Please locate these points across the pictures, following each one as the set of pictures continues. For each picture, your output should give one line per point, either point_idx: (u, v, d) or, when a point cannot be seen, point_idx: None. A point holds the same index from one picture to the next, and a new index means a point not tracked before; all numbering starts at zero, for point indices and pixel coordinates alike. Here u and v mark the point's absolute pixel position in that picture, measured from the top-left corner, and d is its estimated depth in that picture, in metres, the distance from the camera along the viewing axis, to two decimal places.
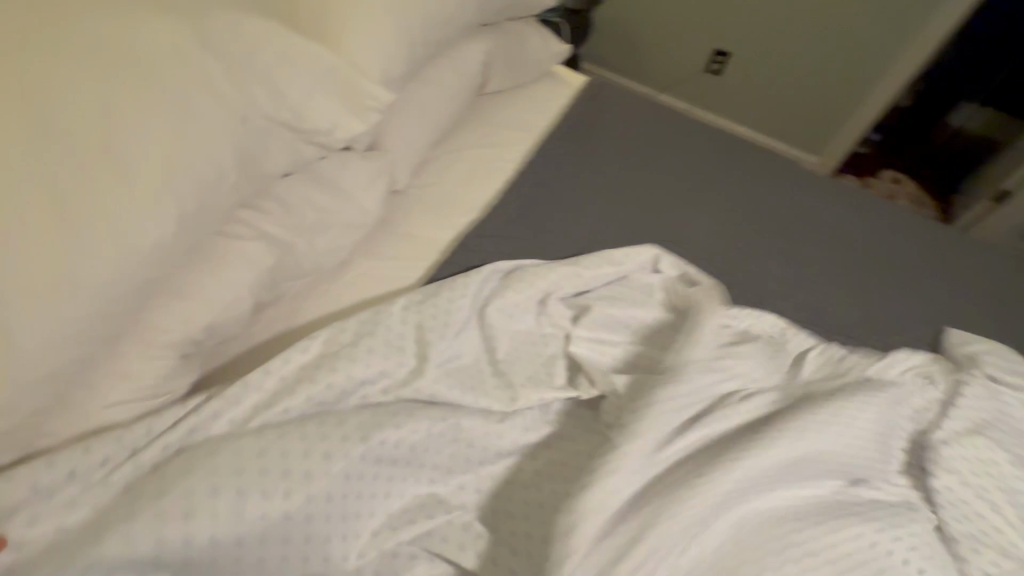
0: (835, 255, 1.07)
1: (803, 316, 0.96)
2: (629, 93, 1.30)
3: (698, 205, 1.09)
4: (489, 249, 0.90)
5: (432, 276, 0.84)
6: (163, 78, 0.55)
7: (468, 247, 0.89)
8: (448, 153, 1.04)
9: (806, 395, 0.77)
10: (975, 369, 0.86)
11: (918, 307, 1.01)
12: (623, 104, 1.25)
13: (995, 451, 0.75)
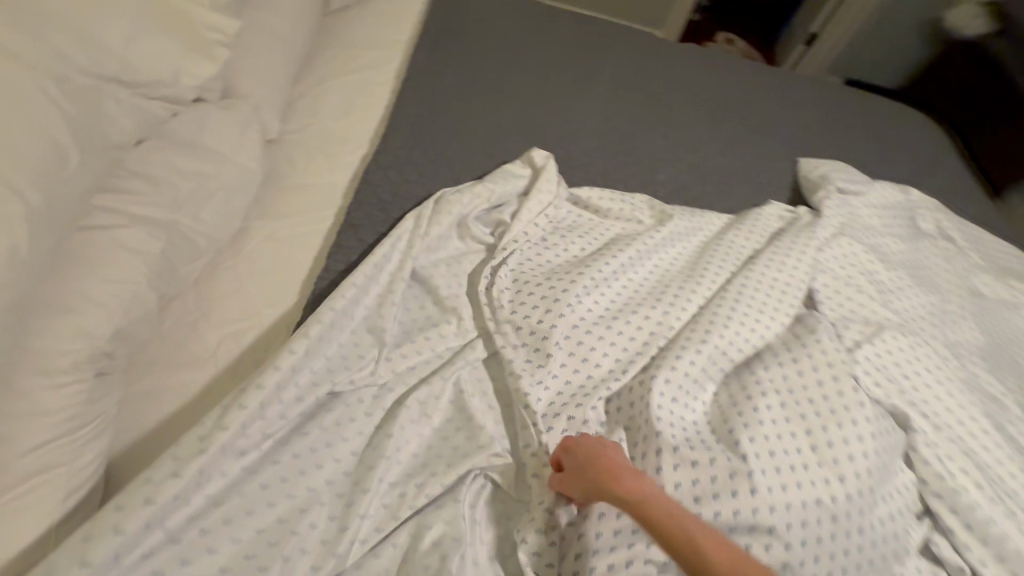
0: (704, 114, 1.17)
1: (695, 175, 1.06)
2: None
3: (580, 92, 1.11)
4: (395, 180, 0.85)
5: (344, 221, 0.79)
6: None
7: (372, 183, 0.84)
8: (315, 87, 0.93)
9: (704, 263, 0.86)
10: (826, 187, 1.02)
11: (777, 146, 1.16)
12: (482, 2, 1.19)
13: (850, 245, 0.93)
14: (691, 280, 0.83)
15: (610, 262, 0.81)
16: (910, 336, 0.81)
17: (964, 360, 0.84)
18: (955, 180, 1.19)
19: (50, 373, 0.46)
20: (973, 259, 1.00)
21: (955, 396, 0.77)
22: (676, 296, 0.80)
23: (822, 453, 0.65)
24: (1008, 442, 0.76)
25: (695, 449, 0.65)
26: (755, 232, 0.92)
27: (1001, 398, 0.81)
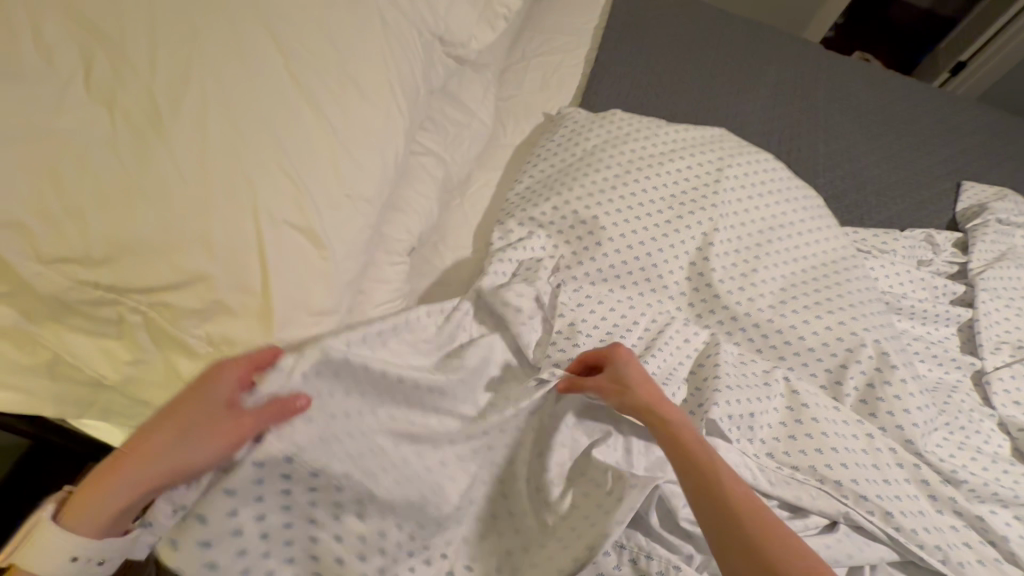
0: (867, 125, 1.19)
1: (855, 182, 1.09)
2: None
3: (748, 91, 1.16)
4: None
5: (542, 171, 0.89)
6: None
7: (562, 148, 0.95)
8: (518, 64, 1.06)
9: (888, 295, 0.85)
10: (987, 215, 1.02)
11: (938, 165, 1.16)
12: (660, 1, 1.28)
13: (1016, 272, 0.92)
14: (875, 283, 0.83)
15: (788, 236, 0.81)
16: None
17: None
18: None
19: (390, 251, 0.63)
20: None
21: None
22: (849, 283, 0.77)
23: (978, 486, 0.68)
24: None
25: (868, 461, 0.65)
26: (932, 275, 0.92)
27: None
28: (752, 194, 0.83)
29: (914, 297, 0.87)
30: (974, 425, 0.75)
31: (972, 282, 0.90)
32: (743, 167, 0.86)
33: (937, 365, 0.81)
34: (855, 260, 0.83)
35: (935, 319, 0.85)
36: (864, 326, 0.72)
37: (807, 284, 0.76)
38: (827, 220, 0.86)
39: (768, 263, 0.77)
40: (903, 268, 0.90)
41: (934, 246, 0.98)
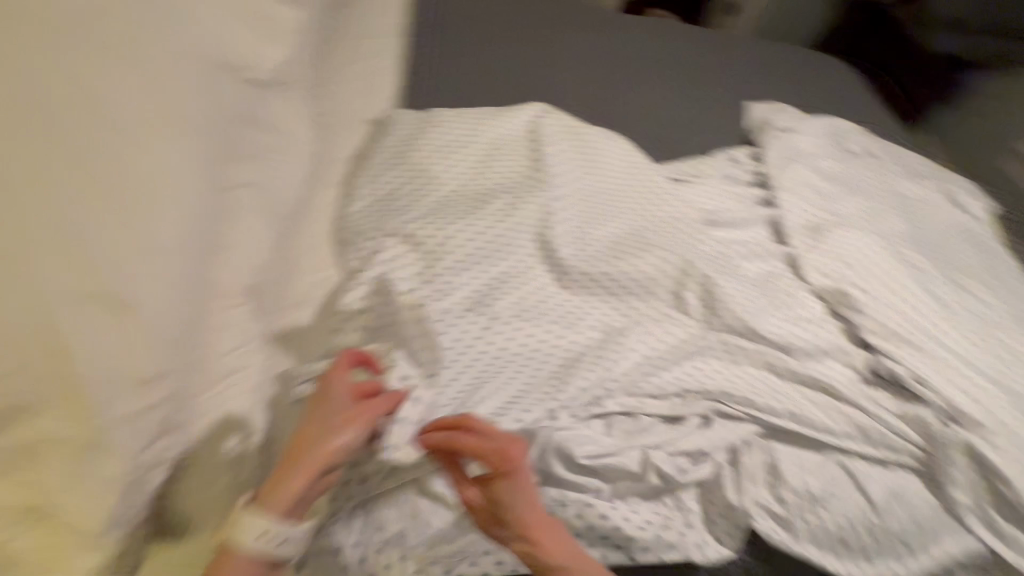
0: (664, 71, 1.34)
1: (666, 122, 1.22)
2: None
3: (558, 62, 1.25)
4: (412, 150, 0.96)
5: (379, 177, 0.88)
6: (129, 44, 0.55)
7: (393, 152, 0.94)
8: (331, 76, 1.04)
9: (710, 214, 0.98)
10: (769, 126, 1.21)
11: (727, 93, 1.35)
12: None
13: (798, 168, 1.10)
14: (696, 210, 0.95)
15: (614, 194, 0.91)
16: (853, 230, 0.99)
17: (898, 243, 1.04)
18: (872, 110, 1.43)
19: (230, 299, 0.62)
20: (893, 169, 1.23)
21: (898, 269, 0.95)
22: (674, 221, 0.89)
23: (807, 350, 0.81)
24: (938, 300, 0.94)
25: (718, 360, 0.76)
26: (739, 188, 1.07)
27: (929, 267, 1.01)
28: (571, 161, 0.91)
29: (729, 209, 1.01)
30: (796, 301, 0.89)
31: (769, 185, 1.07)
32: (560, 136, 0.93)
33: (759, 259, 0.94)
34: (674, 193, 0.94)
35: (748, 223, 1.00)
36: (691, 254, 0.84)
37: (641, 231, 0.85)
38: (646, 165, 0.96)
39: (604, 222, 0.86)
40: (716, 188, 1.03)
41: (737, 163, 1.14)
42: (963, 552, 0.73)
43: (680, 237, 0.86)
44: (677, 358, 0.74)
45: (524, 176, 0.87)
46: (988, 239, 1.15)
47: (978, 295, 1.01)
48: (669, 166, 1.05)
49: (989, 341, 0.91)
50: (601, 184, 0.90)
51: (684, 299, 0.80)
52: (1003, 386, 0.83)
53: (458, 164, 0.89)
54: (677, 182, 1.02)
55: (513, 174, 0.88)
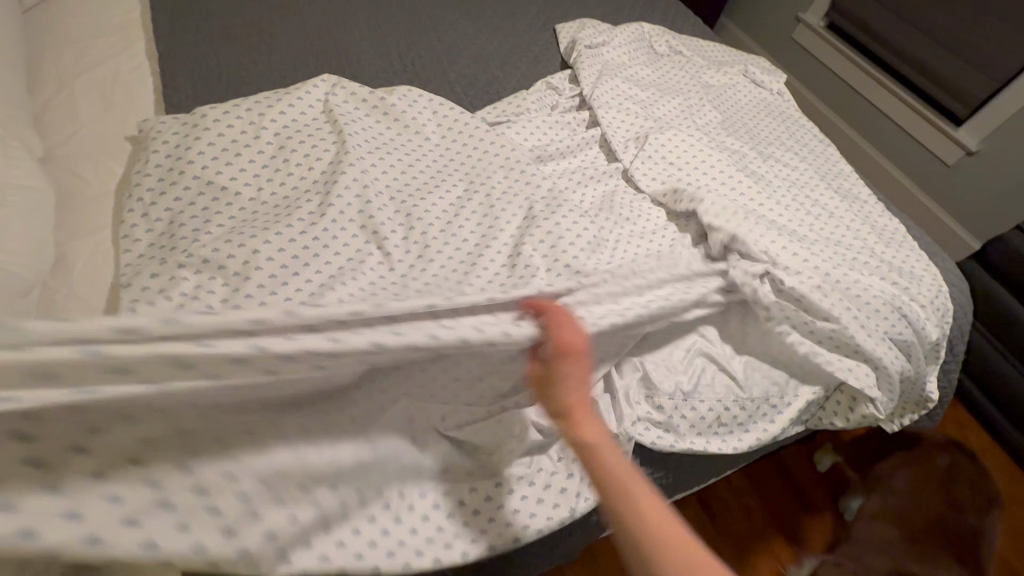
0: (465, 10, 1.27)
1: (480, 63, 1.16)
2: None
3: (347, 21, 1.13)
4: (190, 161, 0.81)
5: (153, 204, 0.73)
6: None
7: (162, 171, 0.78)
8: (59, 97, 0.84)
9: (539, 152, 0.96)
10: (579, 45, 1.19)
11: (534, 21, 1.31)
12: None
13: (614, 81, 1.11)
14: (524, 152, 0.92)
15: (436, 160, 0.85)
16: (673, 130, 1.02)
17: (715, 133, 1.10)
18: (671, 9, 1.48)
19: None
20: (699, 63, 1.29)
21: (717, 156, 1.00)
22: (503, 169, 0.85)
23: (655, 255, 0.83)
24: (756, 176, 1.02)
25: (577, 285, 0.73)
26: (563, 116, 1.06)
27: (744, 149, 1.08)
28: (378, 138, 0.84)
29: (557, 140, 1.00)
30: (637, 213, 0.92)
31: (590, 105, 1.07)
32: (358, 115, 0.86)
33: (595, 183, 0.95)
34: (495, 139, 0.90)
35: (578, 149, 1.00)
36: (526, 200, 0.81)
37: (472, 192, 0.82)
38: (460, 119, 0.91)
39: (431, 192, 0.81)
40: (539, 121, 1.01)
41: (557, 90, 1.12)
42: (814, 392, 0.82)
43: (511, 181, 0.83)
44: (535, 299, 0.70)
45: (330, 164, 0.79)
46: (787, 109, 1.27)
47: (787, 162, 1.11)
48: (488, 112, 1.01)
49: (802, 201, 1.01)
50: (416, 153, 0.85)
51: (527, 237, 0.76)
52: (819, 237, 0.92)
53: (249, 168, 0.77)
54: (499, 126, 0.98)
55: (316, 166, 0.79)
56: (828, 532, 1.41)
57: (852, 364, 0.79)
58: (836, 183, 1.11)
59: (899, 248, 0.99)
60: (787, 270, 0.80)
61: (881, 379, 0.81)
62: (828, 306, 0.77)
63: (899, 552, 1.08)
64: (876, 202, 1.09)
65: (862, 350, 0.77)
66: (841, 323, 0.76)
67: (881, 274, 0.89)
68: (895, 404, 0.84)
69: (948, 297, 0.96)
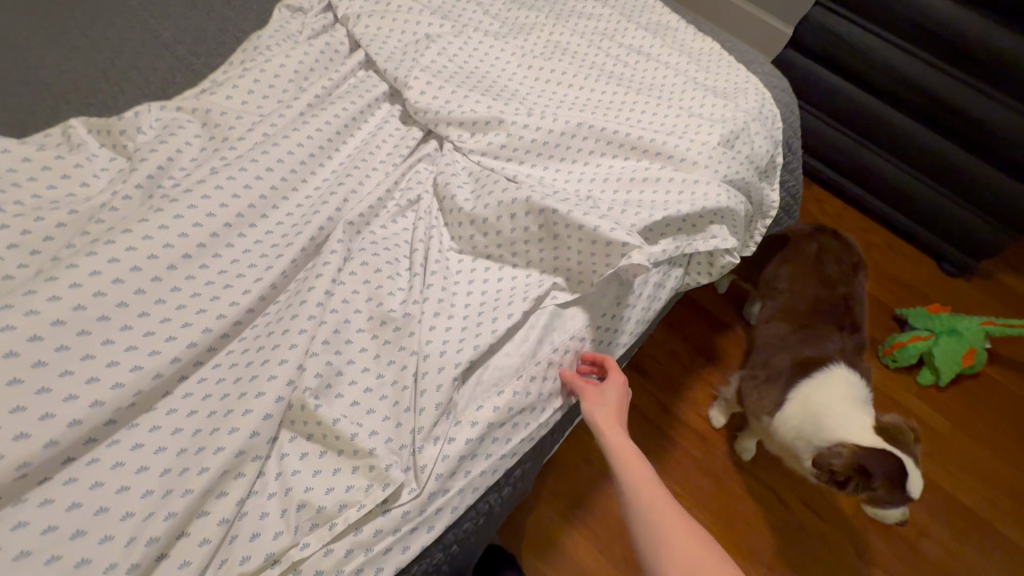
0: None
1: (201, 5, 0.90)
2: None
3: None
4: None
5: None
6: None
7: None
8: None
9: (298, 101, 0.77)
10: None
11: None
12: None
13: None
14: (288, 120, 0.74)
15: (151, 171, 0.66)
16: (455, 26, 0.88)
17: (504, 10, 0.96)
18: None
19: None
20: None
21: (508, 43, 0.89)
22: (278, 165, 0.69)
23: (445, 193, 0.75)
24: (557, 49, 0.92)
25: (382, 273, 0.66)
26: (310, 41, 0.85)
27: (541, 17, 0.97)
28: (85, 181, 0.65)
29: (313, 79, 0.82)
30: (414, 144, 0.79)
31: (349, 20, 0.87)
32: (40, 158, 0.65)
33: (359, 119, 0.79)
34: (217, 123, 0.72)
35: (339, 80, 0.82)
36: (323, 200, 0.69)
37: (256, 208, 0.66)
38: (158, 122, 0.71)
39: (206, 235, 0.62)
40: (282, 63, 0.80)
41: (303, 14, 0.90)
42: (672, 262, 0.79)
43: (252, 168, 0.67)
44: (354, 311, 0.63)
45: (45, 230, 0.59)
46: None
47: (589, 14, 1.01)
48: (214, 77, 0.79)
49: (612, 57, 0.93)
50: (134, 173, 0.65)
51: (304, 244, 0.66)
52: (637, 92, 0.87)
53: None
54: (226, 88, 0.77)
55: (22, 243, 0.58)
56: (741, 341, 1.54)
57: (701, 227, 0.79)
58: (643, 20, 1.03)
59: (717, 68, 0.96)
60: (605, 168, 0.78)
61: (723, 222, 0.80)
62: (655, 186, 0.76)
63: (797, 345, 1.19)
64: (687, 26, 1.03)
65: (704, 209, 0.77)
66: (672, 194, 0.75)
67: (703, 108, 0.87)
68: (742, 236, 0.85)
69: (772, 100, 0.97)
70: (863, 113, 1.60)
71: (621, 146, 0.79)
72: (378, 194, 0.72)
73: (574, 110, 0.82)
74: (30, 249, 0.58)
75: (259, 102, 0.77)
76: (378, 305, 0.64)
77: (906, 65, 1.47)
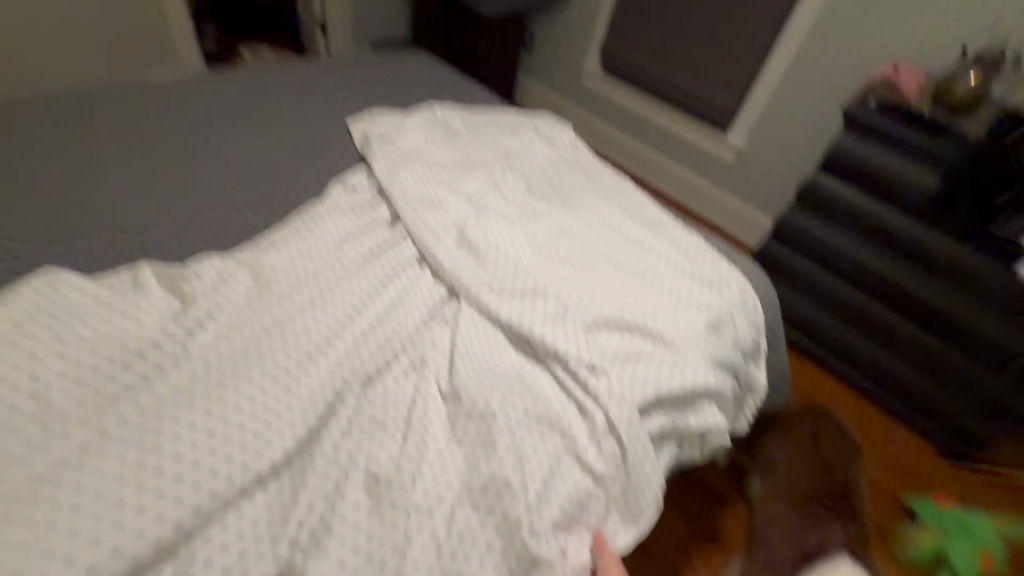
0: (241, 128, 1.21)
1: (273, 182, 1.10)
2: None
3: (100, 174, 1.02)
4: None
5: None
6: None
7: None
8: None
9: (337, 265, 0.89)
10: (373, 142, 1.20)
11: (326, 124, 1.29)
12: None
13: (413, 170, 1.11)
14: (327, 282, 0.84)
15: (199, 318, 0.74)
16: (478, 212, 1.05)
17: (522, 200, 1.15)
18: (458, 88, 1.57)
19: None
20: (494, 133, 1.35)
21: (522, 228, 1.04)
22: (310, 325, 0.77)
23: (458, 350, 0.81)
24: (564, 235, 1.07)
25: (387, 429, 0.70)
26: (357, 215, 1.01)
27: (551, 207, 1.15)
28: (139, 318, 0.73)
29: (354, 243, 0.95)
30: (433, 304, 0.89)
31: (392, 198, 1.04)
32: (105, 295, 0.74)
33: (388, 280, 0.90)
34: (265, 278, 0.83)
35: (374, 246, 0.95)
36: (344, 364, 0.74)
37: (285, 355, 0.72)
38: (213, 272, 0.81)
39: (236, 393, 0.66)
40: (331, 231, 0.95)
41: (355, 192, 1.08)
42: (666, 436, 0.82)
43: (290, 320, 0.76)
44: (355, 465, 0.66)
45: (96, 367, 0.66)
46: (586, 157, 1.37)
47: (592, 207, 1.19)
48: (269, 238, 0.92)
49: (610, 244, 1.08)
50: (186, 318, 0.74)
51: (321, 393, 0.71)
52: (631, 278, 0.99)
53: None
54: (278, 248, 0.89)
55: (74, 377, 0.64)
56: (742, 521, 1.46)
57: (691, 403, 0.84)
58: (638, 215, 1.21)
59: (703, 260, 1.10)
60: (603, 343, 0.86)
61: (710, 401, 0.85)
62: (648, 364, 0.84)
63: (798, 532, 1.14)
64: (677, 223, 1.21)
65: (693, 388, 0.83)
66: (664, 371, 0.82)
67: (691, 295, 0.99)
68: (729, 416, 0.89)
69: (752, 290, 1.09)
70: (841, 300, 1.75)
71: (618, 324, 0.88)
72: (395, 350, 0.79)
73: (577, 288, 0.93)
74: (78, 381, 0.64)
75: (306, 260, 0.88)
76: (379, 462, 0.67)
77: (876, 264, 1.65)
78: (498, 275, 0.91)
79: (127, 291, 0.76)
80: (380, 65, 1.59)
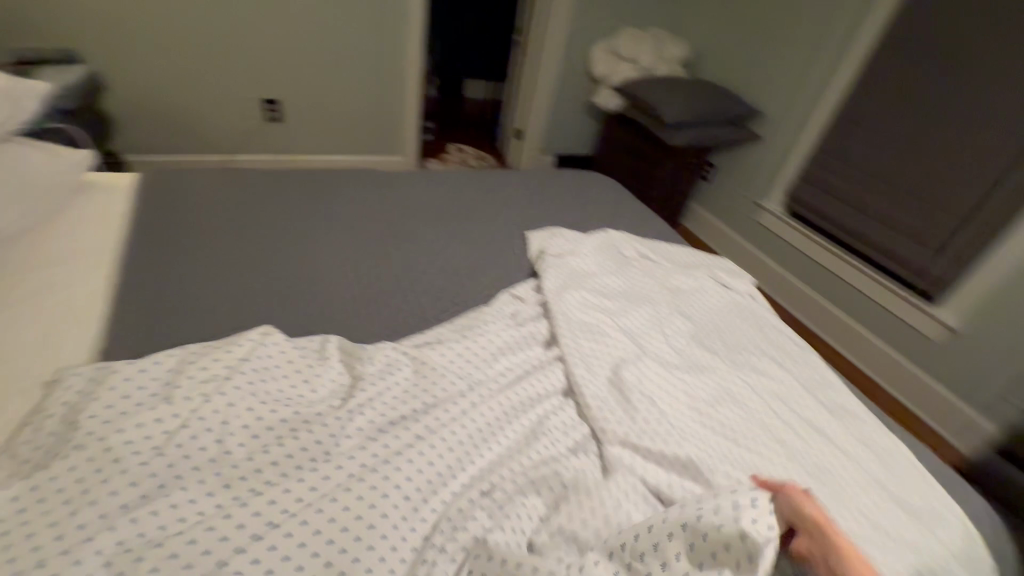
0: (438, 223, 1.37)
1: (452, 277, 1.19)
2: (206, 186, 1.33)
3: (324, 243, 1.22)
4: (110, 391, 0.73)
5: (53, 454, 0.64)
6: None
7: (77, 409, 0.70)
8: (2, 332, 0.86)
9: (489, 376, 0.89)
10: (546, 256, 1.25)
11: (508, 231, 1.40)
12: (206, 200, 1.28)
13: (579, 292, 1.11)
14: (475, 395, 0.84)
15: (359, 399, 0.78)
16: (637, 352, 0.99)
17: (684, 347, 1.07)
18: (636, 216, 1.60)
19: None
20: (666, 267, 1.31)
21: (682, 381, 0.95)
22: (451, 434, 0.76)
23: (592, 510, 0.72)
24: (728, 399, 0.95)
25: None
26: (517, 327, 1.03)
27: (716, 363, 1.04)
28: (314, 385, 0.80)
29: (508, 357, 0.96)
30: (572, 445, 0.83)
31: (554, 318, 1.04)
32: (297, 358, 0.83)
33: (532, 405, 0.87)
34: (423, 374, 0.86)
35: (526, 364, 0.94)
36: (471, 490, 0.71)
37: (421, 462, 0.71)
38: (383, 357, 0.88)
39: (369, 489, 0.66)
40: (490, 339, 0.97)
41: (520, 303, 1.11)
42: None
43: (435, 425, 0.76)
44: None
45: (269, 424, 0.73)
46: (764, 312, 1.25)
47: (764, 373, 1.06)
48: (436, 333, 0.98)
49: (782, 424, 0.93)
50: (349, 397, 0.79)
51: (443, 515, 0.67)
52: (806, 476, 0.83)
53: (155, 434, 0.67)
54: (441, 346, 0.93)
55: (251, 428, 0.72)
56: None
57: None
58: (821, 395, 1.04)
59: (909, 478, 0.88)
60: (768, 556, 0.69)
61: None
62: None
63: None
64: (874, 419, 1.00)
65: None
66: None
67: (890, 524, 0.78)
68: None
69: (979, 541, 0.83)
70: None
71: None
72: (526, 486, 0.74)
73: (737, 471, 0.80)
74: (252, 433, 0.71)
75: (461, 365, 0.90)
76: None
77: None
78: (648, 431, 0.82)
79: (313, 358, 0.85)
80: (567, 183, 1.70)
